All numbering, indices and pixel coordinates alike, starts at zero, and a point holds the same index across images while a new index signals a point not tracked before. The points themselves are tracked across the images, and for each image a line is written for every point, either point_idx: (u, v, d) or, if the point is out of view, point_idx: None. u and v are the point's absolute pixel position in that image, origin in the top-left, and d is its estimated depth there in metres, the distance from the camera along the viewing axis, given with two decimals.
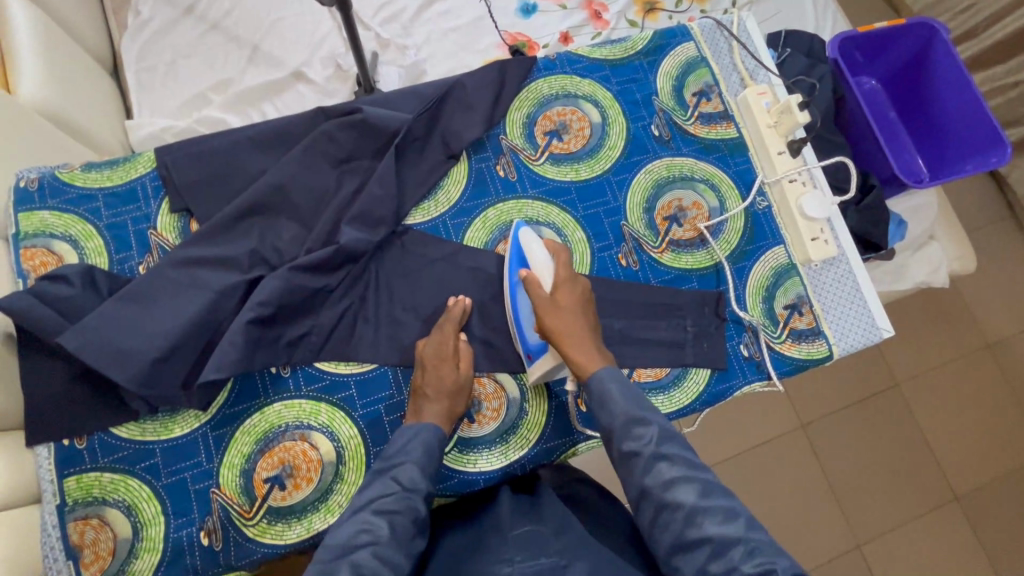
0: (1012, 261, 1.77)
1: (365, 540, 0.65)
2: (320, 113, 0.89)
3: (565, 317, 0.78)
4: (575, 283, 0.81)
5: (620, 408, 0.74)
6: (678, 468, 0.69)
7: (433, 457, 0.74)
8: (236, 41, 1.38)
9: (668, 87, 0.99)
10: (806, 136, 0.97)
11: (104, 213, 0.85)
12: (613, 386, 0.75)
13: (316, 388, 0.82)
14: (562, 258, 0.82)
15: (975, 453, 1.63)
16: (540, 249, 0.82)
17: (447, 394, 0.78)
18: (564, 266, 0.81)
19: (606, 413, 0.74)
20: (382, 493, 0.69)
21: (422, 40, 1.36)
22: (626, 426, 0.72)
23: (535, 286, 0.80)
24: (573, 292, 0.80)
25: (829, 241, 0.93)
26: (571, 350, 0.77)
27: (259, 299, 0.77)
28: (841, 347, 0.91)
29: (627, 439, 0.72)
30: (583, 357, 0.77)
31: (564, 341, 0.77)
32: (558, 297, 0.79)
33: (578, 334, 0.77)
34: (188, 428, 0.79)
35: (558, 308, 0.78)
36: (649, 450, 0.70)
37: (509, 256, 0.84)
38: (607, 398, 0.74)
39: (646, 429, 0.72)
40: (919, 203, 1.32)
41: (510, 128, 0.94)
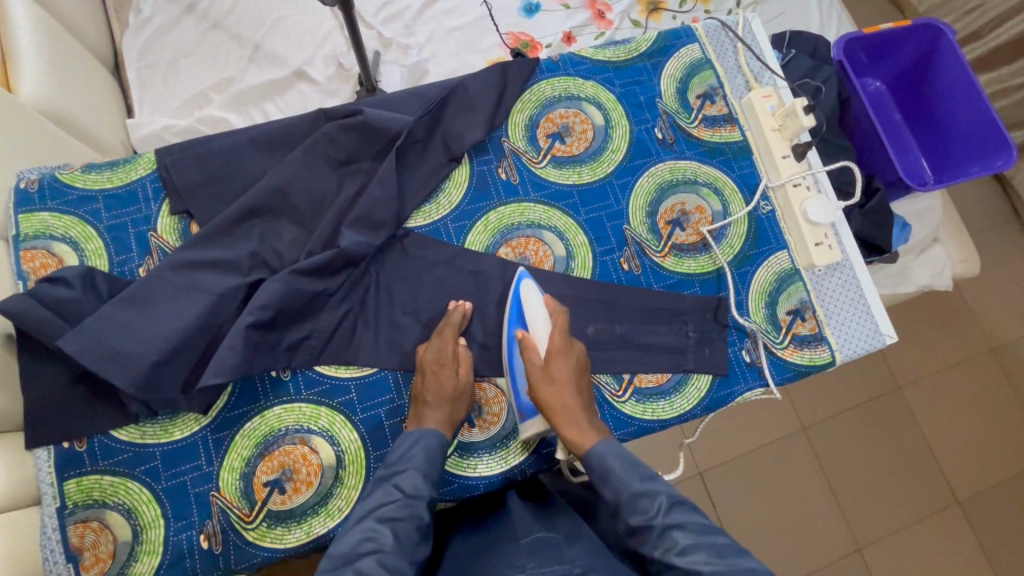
0: (1016, 264, 1.76)
1: (368, 548, 0.63)
2: (321, 114, 0.89)
3: (560, 390, 0.77)
4: (570, 352, 0.80)
5: (623, 481, 0.70)
6: (692, 537, 0.64)
7: (436, 463, 0.73)
8: (237, 40, 1.37)
9: (671, 89, 0.98)
10: (811, 140, 0.97)
11: (104, 215, 0.85)
12: (615, 460, 0.72)
13: (316, 392, 0.82)
14: (559, 321, 0.81)
15: (977, 457, 1.63)
16: (536, 302, 0.83)
17: (449, 399, 0.77)
18: (558, 331, 0.80)
19: (610, 489, 0.71)
20: (385, 501, 0.68)
21: (424, 39, 1.36)
22: (633, 498, 0.68)
23: (531, 349, 0.80)
24: (567, 362, 0.79)
25: (833, 246, 0.92)
26: (566, 427, 0.76)
27: (259, 303, 0.77)
28: (844, 354, 0.91)
29: (634, 512, 0.68)
30: (579, 433, 0.75)
31: (559, 417, 0.76)
32: (552, 367, 0.78)
33: (572, 408, 0.77)
34: (188, 431, 0.79)
35: (552, 378, 0.78)
36: (658, 520, 0.66)
37: (508, 311, 0.85)
38: (609, 476, 0.71)
39: (653, 499, 0.68)
40: (923, 206, 1.32)
41: (512, 130, 0.93)
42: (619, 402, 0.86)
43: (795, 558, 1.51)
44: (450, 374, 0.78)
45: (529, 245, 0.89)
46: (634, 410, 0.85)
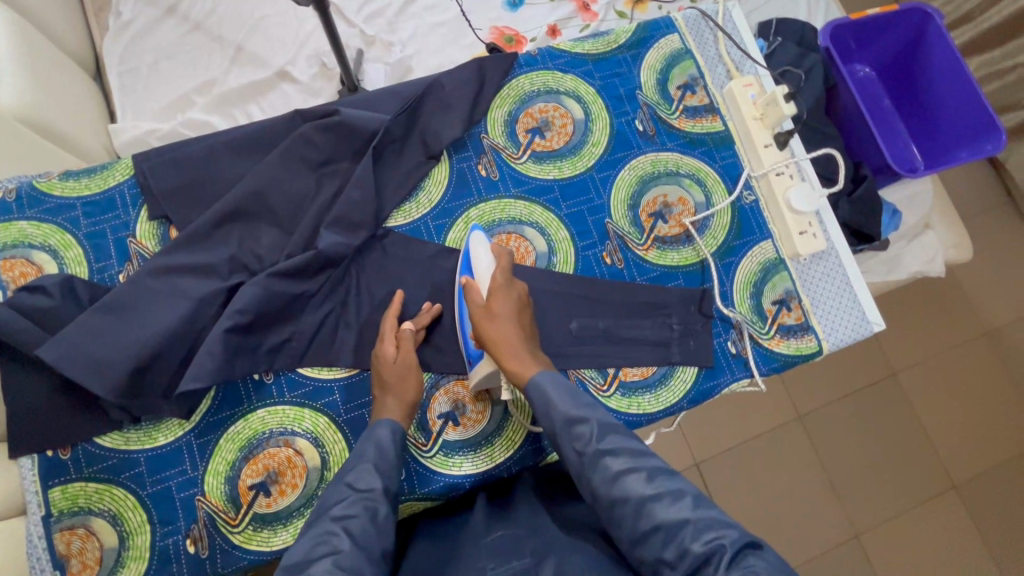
0: (1008, 246, 1.75)
1: (322, 552, 0.61)
2: (297, 115, 0.88)
3: (501, 323, 0.76)
4: (511, 287, 0.80)
5: (559, 409, 0.71)
6: (625, 461, 0.65)
7: (387, 454, 0.72)
8: (219, 42, 1.37)
9: (651, 80, 0.97)
10: (793, 127, 0.96)
11: (83, 223, 0.84)
12: (551, 387, 0.73)
13: (300, 394, 0.82)
14: (503, 262, 0.80)
15: (974, 442, 1.63)
16: (483, 253, 0.82)
17: (399, 381, 0.78)
18: (500, 269, 0.80)
19: (547, 417, 0.72)
20: (337, 500, 0.66)
21: (407, 37, 1.35)
22: (568, 428, 0.70)
23: (474, 292, 0.79)
24: (509, 299, 0.78)
25: (817, 235, 0.91)
26: (506, 359, 0.75)
27: (237, 307, 0.76)
28: (831, 342, 0.90)
29: (569, 441, 0.69)
30: (518, 364, 0.75)
31: (499, 348, 0.75)
32: (493, 303, 0.78)
33: (513, 340, 0.76)
34: (172, 436, 0.79)
35: (492, 314, 0.77)
36: (591, 447, 0.67)
37: (460, 262, 0.85)
38: (547, 402, 0.72)
39: (587, 427, 0.69)
40: (912, 191, 1.31)
41: (491, 127, 0.92)
42: (605, 397, 0.85)
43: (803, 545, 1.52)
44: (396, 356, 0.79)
45: (510, 241, 0.89)
46: (618, 404, 0.85)
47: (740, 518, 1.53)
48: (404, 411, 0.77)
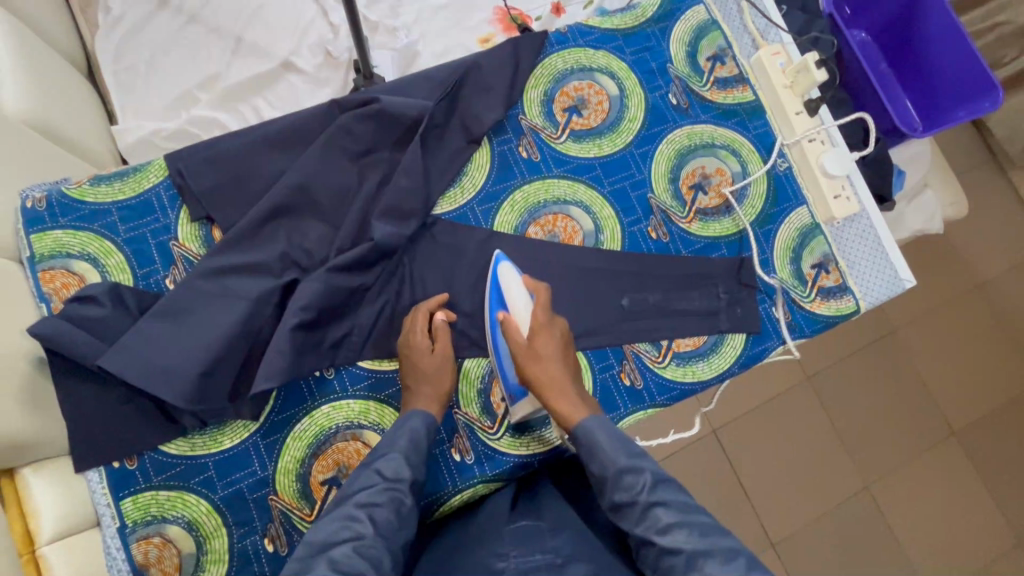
0: (996, 200, 1.82)
1: (345, 537, 0.64)
2: (335, 105, 0.86)
3: (546, 364, 0.77)
4: (553, 325, 0.80)
5: (610, 457, 0.72)
6: (675, 514, 0.67)
7: (419, 445, 0.73)
8: (218, 34, 1.32)
9: (681, 53, 0.98)
10: (820, 95, 0.98)
11: (121, 228, 0.82)
12: (601, 433, 0.74)
13: (362, 387, 0.82)
14: (541, 299, 0.80)
15: (974, 390, 1.71)
16: (518, 289, 0.81)
17: (431, 382, 0.78)
18: (541, 308, 0.80)
19: (597, 462, 0.73)
20: (365, 486, 0.69)
21: (411, 20, 1.34)
22: (618, 474, 0.71)
23: (514, 330, 0.79)
24: (552, 338, 0.79)
25: (851, 198, 0.94)
26: (554, 401, 0.76)
27: (300, 304, 0.76)
28: (868, 301, 0.94)
29: (620, 489, 0.70)
30: (567, 406, 0.76)
31: (546, 390, 0.77)
32: (537, 344, 0.78)
33: (560, 381, 0.77)
34: (238, 438, 0.79)
35: (537, 356, 0.77)
36: (642, 498, 0.69)
37: (488, 293, 0.84)
38: (598, 449, 0.73)
39: (638, 476, 0.70)
40: (916, 152, 1.35)
41: (528, 107, 0.92)
42: (660, 367, 0.88)
43: (795, 512, 1.58)
44: (419, 356, 0.79)
45: (557, 221, 0.89)
46: (674, 374, 0.87)
47: (755, 482, 1.59)
48: (436, 406, 0.78)
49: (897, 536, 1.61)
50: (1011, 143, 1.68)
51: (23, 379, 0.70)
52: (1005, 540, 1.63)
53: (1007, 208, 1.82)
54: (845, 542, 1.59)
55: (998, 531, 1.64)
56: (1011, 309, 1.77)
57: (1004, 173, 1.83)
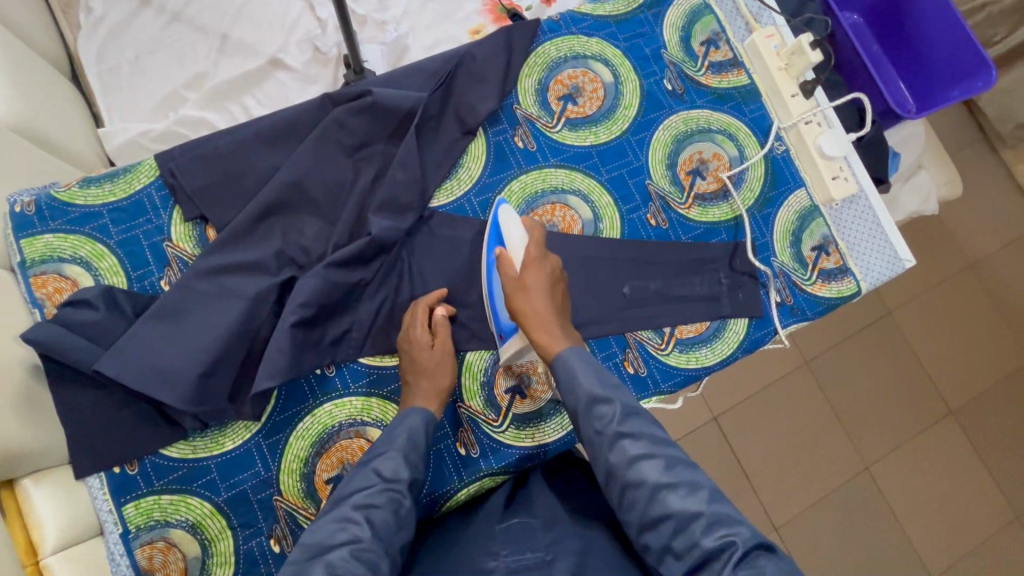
0: (989, 179, 1.82)
1: (342, 538, 0.64)
2: (327, 99, 0.85)
3: (532, 297, 0.76)
4: (544, 262, 0.78)
5: (585, 387, 0.72)
6: (643, 446, 0.68)
7: (418, 444, 0.73)
8: (203, 32, 1.30)
9: (675, 38, 0.97)
10: (815, 77, 0.97)
11: (113, 230, 0.80)
12: (577, 363, 0.73)
13: (364, 384, 0.81)
14: (534, 236, 0.79)
15: (970, 369, 1.72)
16: (515, 228, 0.81)
17: (430, 376, 0.78)
18: (534, 243, 0.79)
19: (570, 392, 0.73)
20: (363, 486, 0.68)
21: (400, 14, 1.33)
22: (590, 405, 0.71)
23: (507, 264, 0.78)
24: (542, 273, 0.78)
25: (849, 178, 0.93)
26: (537, 333, 0.75)
27: (299, 302, 0.75)
28: (868, 282, 0.94)
29: (592, 419, 0.70)
30: (549, 337, 0.75)
31: (531, 322, 0.75)
32: (526, 277, 0.77)
33: (545, 314, 0.76)
34: (240, 439, 0.78)
35: (524, 288, 0.76)
36: (611, 429, 0.69)
37: (488, 232, 0.83)
38: (572, 378, 0.72)
39: (610, 408, 0.70)
40: (908, 133, 1.35)
41: (523, 97, 0.91)
42: (663, 354, 0.87)
43: (795, 497, 1.59)
44: (417, 350, 0.78)
45: (556, 211, 0.89)
46: (677, 360, 0.87)
47: (756, 467, 1.60)
48: (435, 401, 0.77)
49: (898, 516, 1.62)
50: (1002, 122, 1.69)
51: (18, 386, 0.68)
52: (1004, 516, 1.65)
53: (999, 187, 1.82)
54: (847, 523, 1.60)
55: (998, 507, 1.66)
56: (1005, 287, 1.78)
57: (995, 152, 1.84)
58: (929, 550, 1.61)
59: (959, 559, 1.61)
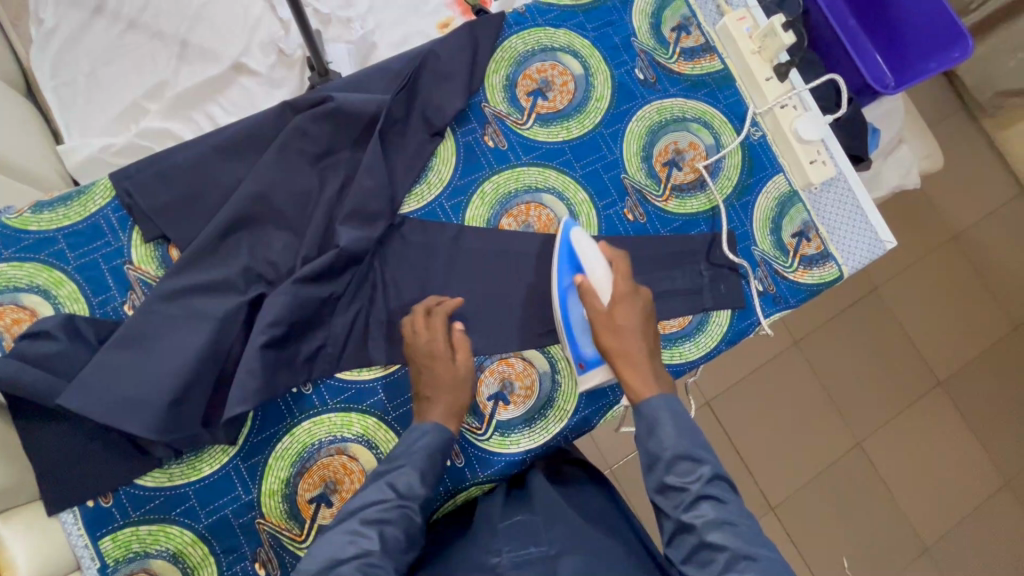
0: (969, 149, 1.82)
1: (352, 551, 0.66)
2: (287, 106, 0.81)
3: (624, 336, 0.76)
4: (635, 297, 0.78)
5: (669, 440, 0.73)
6: (722, 510, 0.69)
7: (434, 461, 0.73)
8: (161, 39, 1.25)
9: (645, 25, 0.94)
10: (790, 59, 0.95)
11: (70, 256, 0.77)
12: (666, 414, 0.74)
13: (343, 399, 0.79)
14: (619, 269, 0.79)
15: (956, 339, 1.73)
16: (591, 252, 0.79)
17: (443, 391, 0.76)
18: (622, 278, 0.79)
19: (655, 441, 0.74)
20: (377, 499, 0.70)
21: (365, 10, 1.33)
22: (674, 458, 0.72)
23: (592, 296, 0.78)
24: (632, 308, 0.78)
25: (828, 162, 0.92)
26: (625, 372, 0.76)
27: (269, 321, 0.72)
28: (850, 266, 0.93)
29: (672, 472, 0.72)
30: (640, 382, 0.76)
31: (619, 361, 0.76)
32: (616, 313, 0.77)
33: (637, 355, 0.76)
34: (217, 464, 0.76)
35: (616, 327, 0.77)
36: (693, 487, 0.70)
37: (558, 256, 0.81)
38: (659, 428, 0.74)
39: (695, 466, 0.72)
40: (886, 109, 1.34)
41: (491, 94, 0.88)
42: None
43: (787, 477, 1.60)
44: (436, 362, 0.76)
45: (531, 211, 0.87)
46: (662, 357, 0.86)
47: (748, 449, 1.60)
48: (452, 421, 0.76)
49: (891, 488, 1.64)
50: (979, 91, 1.68)
51: None
52: (994, 482, 1.67)
53: (980, 156, 1.82)
54: (840, 499, 1.61)
55: (988, 474, 1.68)
56: (988, 257, 1.79)
57: (974, 121, 1.84)
58: (923, 520, 1.62)
59: (952, 529, 1.63)
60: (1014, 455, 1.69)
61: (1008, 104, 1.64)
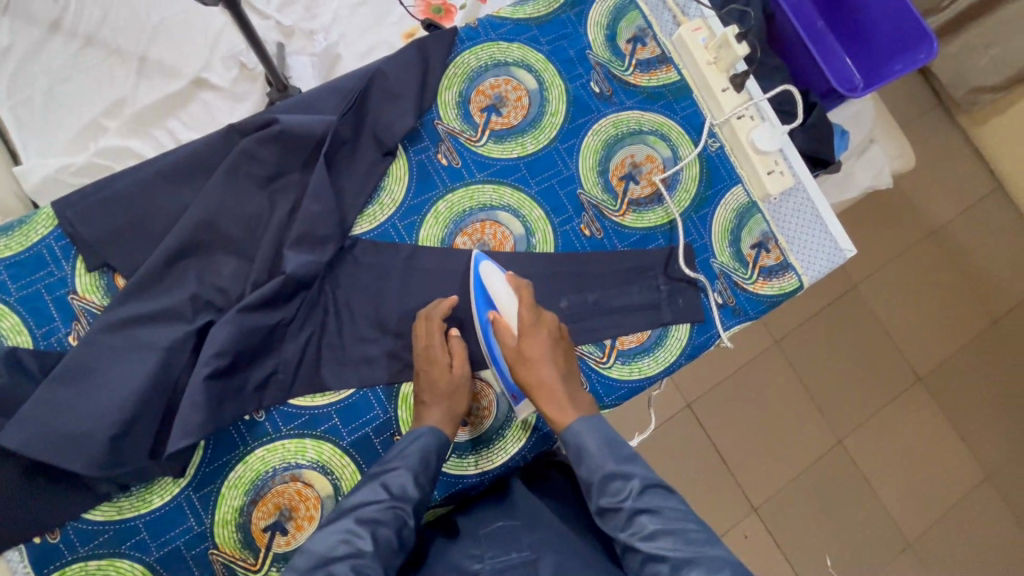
0: (943, 146, 1.83)
1: (345, 550, 0.66)
2: (232, 129, 0.80)
3: (535, 368, 0.76)
4: (541, 323, 0.78)
5: (597, 462, 0.74)
6: (659, 521, 0.69)
7: (429, 465, 0.74)
8: (119, 55, 1.23)
9: (600, 37, 0.93)
10: (747, 69, 0.94)
11: (12, 287, 0.75)
12: (591, 436, 0.75)
13: (297, 426, 0.78)
14: (526, 297, 0.78)
15: (934, 336, 1.74)
16: (503, 286, 0.79)
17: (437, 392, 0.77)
18: (528, 307, 0.77)
19: (584, 467, 0.74)
20: (371, 500, 0.70)
21: (329, 21, 1.31)
22: (606, 479, 0.73)
23: (504, 331, 0.78)
24: (540, 338, 0.77)
25: (785, 172, 0.91)
26: (543, 403, 0.76)
27: (213, 352, 0.71)
28: (810, 276, 0.92)
29: (605, 494, 0.72)
30: (557, 410, 0.76)
31: (537, 394, 0.76)
32: (525, 347, 0.76)
33: (550, 383, 0.76)
34: (167, 495, 0.74)
35: (527, 359, 0.76)
36: (627, 503, 0.71)
37: (474, 294, 0.81)
38: (586, 453, 0.74)
39: (626, 482, 0.72)
40: (855, 110, 1.33)
41: (444, 111, 0.87)
42: (605, 368, 0.86)
43: (769, 478, 1.61)
44: (434, 364, 0.77)
45: (486, 229, 0.86)
46: (619, 373, 0.85)
47: (728, 451, 1.60)
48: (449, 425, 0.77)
49: (873, 485, 1.64)
50: (955, 87, 1.67)
51: None
52: (974, 475, 1.69)
53: (955, 153, 1.83)
54: (820, 497, 1.62)
55: (968, 468, 1.69)
56: (965, 253, 1.79)
57: (950, 118, 1.84)
58: (903, 514, 1.63)
59: (933, 524, 1.64)
60: (993, 449, 1.70)
61: (982, 101, 1.63)
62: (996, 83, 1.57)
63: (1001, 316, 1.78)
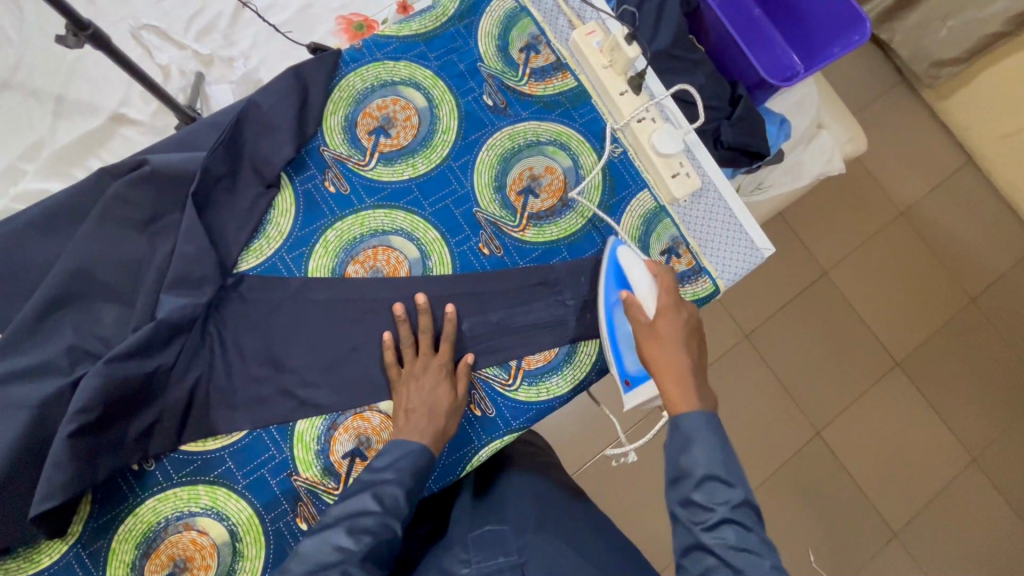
0: (906, 123, 1.78)
1: (337, 559, 0.68)
2: (105, 173, 0.78)
3: (665, 346, 0.76)
4: (679, 311, 0.78)
5: (702, 456, 0.70)
6: (747, 540, 0.65)
7: (420, 479, 0.74)
8: (35, 97, 1.20)
9: (492, 48, 0.91)
10: (646, 67, 0.91)
11: None
12: (700, 429, 0.71)
13: (188, 473, 0.76)
14: (664, 282, 0.79)
15: (912, 317, 1.69)
16: (639, 270, 0.79)
17: (428, 402, 0.77)
18: (667, 292, 0.79)
19: (687, 456, 0.70)
20: (364, 510, 0.71)
21: (248, 46, 1.29)
22: (703, 477, 0.69)
23: (638, 309, 0.78)
24: (675, 322, 0.77)
25: (691, 174, 0.88)
26: (668, 385, 0.74)
27: (76, 408, 0.68)
28: (725, 279, 0.89)
29: (701, 491, 0.68)
30: (680, 393, 0.74)
31: (665, 373, 0.75)
32: (659, 325, 0.77)
33: (680, 367, 0.75)
34: (56, 554, 0.73)
35: (659, 337, 0.76)
36: (720, 509, 0.67)
37: (607, 275, 0.83)
38: (692, 441, 0.71)
39: (726, 490, 0.68)
40: (798, 96, 1.27)
41: (330, 137, 0.85)
42: (511, 391, 0.82)
43: (744, 476, 1.56)
44: (433, 380, 0.78)
45: (378, 255, 0.83)
46: (527, 395, 0.82)
47: None
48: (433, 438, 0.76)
49: (855, 476, 1.60)
50: (915, 62, 1.63)
51: None
52: (960, 459, 1.64)
53: (920, 129, 1.78)
54: (802, 492, 1.57)
55: (953, 451, 1.64)
56: (939, 230, 1.74)
57: (915, 96, 1.79)
58: (887, 504, 1.59)
59: (920, 511, 1.59)
60: (978, 429, 1.66)
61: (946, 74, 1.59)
62: (956, 56, 1.52)
63: (981, 293, 1.73)
